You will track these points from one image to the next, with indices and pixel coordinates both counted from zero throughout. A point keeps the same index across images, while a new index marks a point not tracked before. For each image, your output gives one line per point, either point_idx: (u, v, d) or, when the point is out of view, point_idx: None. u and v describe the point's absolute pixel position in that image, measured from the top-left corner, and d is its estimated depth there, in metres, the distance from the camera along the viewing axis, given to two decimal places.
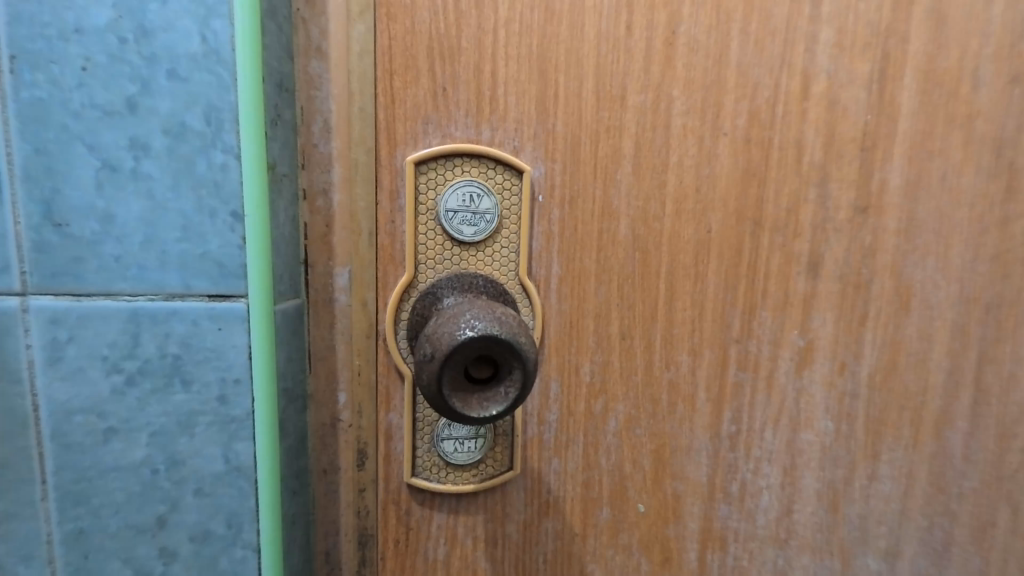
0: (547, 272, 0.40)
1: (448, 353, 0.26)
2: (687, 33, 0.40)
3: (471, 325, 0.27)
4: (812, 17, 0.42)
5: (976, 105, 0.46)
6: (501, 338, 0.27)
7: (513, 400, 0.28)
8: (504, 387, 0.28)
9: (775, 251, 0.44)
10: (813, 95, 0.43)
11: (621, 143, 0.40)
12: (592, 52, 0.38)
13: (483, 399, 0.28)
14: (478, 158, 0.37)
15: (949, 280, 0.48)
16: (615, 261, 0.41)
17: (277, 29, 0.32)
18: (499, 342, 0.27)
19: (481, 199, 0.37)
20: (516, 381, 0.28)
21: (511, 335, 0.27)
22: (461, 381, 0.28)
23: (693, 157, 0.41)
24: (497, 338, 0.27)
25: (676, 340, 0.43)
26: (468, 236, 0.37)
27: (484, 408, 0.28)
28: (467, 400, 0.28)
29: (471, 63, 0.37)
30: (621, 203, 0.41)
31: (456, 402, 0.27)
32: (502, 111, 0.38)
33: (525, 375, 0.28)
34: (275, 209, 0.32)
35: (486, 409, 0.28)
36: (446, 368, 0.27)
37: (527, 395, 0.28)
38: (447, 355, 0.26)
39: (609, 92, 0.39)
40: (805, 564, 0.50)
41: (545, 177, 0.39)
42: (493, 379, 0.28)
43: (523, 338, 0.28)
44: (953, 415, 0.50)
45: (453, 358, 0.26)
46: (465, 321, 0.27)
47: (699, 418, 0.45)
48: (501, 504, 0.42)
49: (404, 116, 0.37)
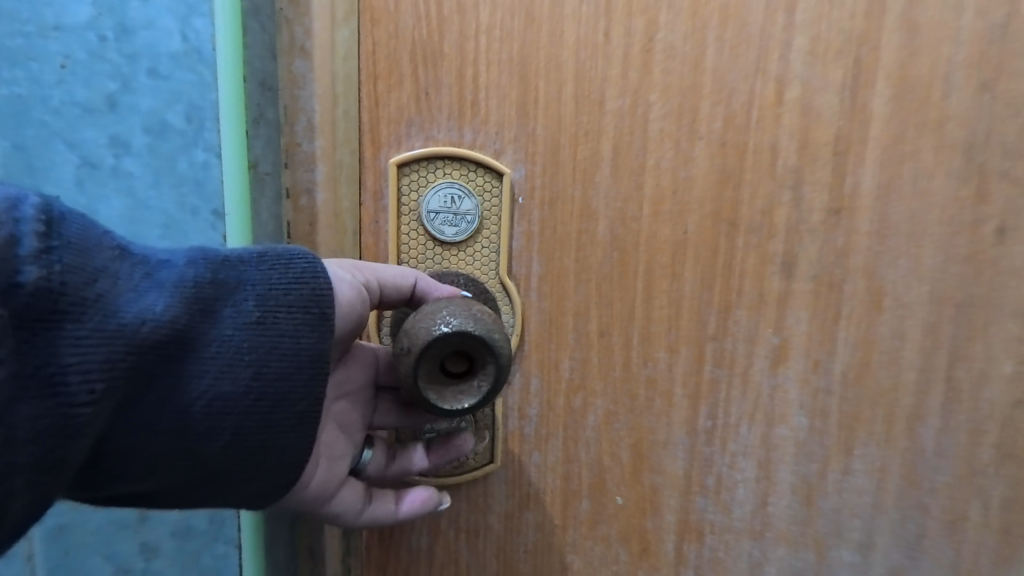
0: (527, 270, 0.41)
1: (424, 347, 0.28)
2: (664, 40, 0.41)
3: (447, 321, 0.28)
4: (786, 25, 0.43)
5: (946, 112, 0.47)
6: (475, 333, 0.28)
7: (485, 394, 0.29)
8: (477, 381, 0.29)
9: (750, 251, 0.46)
10: (787, 101, 0.44)
11: (600, 146, 0.41)
12: (572, 58, 0.39)
13: (457, 392, 0.29)
14: (460, 161, 0.39)
15: (920, 280, 0.50)
16: (594, 260, 0.42)
17: (259, 28, 0.36)
18: (473, 338, 0.28)
19: (463, 200, 0.39)
20: (489, 376, 0.29)
21: (485, 331, 0.28)
22: (437, 374, 0.29)
23: (670, 160, 0.43)
24: (472, 334, 0.28)
25: (654, 337, 0.45)
26: (450, 236, 0.39)
27: (458, 400, 0.29)
28: (441, 392, 0.29)
29: (454, 67, 0.38)
30: (600, 204, 0.42)
31: (431, 394, 0.29)
32: (483, 114, 0.39)
33: (498, 370, 0.29)
34: (258, 210, 0.37)
35: (459, 402, 0.29)
36: (422, 361, 0.28)
37: (500, 390, 0.30)
38: (423, 349, 0.28)
39: (588, 97, 0.40)
40: (780, 556, 0.52)
41: (525, 179, 0.40)
42: (467, 373, 0.30)
43: (497, 336, 0.29)
44: (924, 412, 0.51)
45: (429, 351, 0.28)
46: (441, 317, 0.28)
47: (677, 412, 0.46)
48: (482, 495, 0.44)
49: (388, 118, 0.38)
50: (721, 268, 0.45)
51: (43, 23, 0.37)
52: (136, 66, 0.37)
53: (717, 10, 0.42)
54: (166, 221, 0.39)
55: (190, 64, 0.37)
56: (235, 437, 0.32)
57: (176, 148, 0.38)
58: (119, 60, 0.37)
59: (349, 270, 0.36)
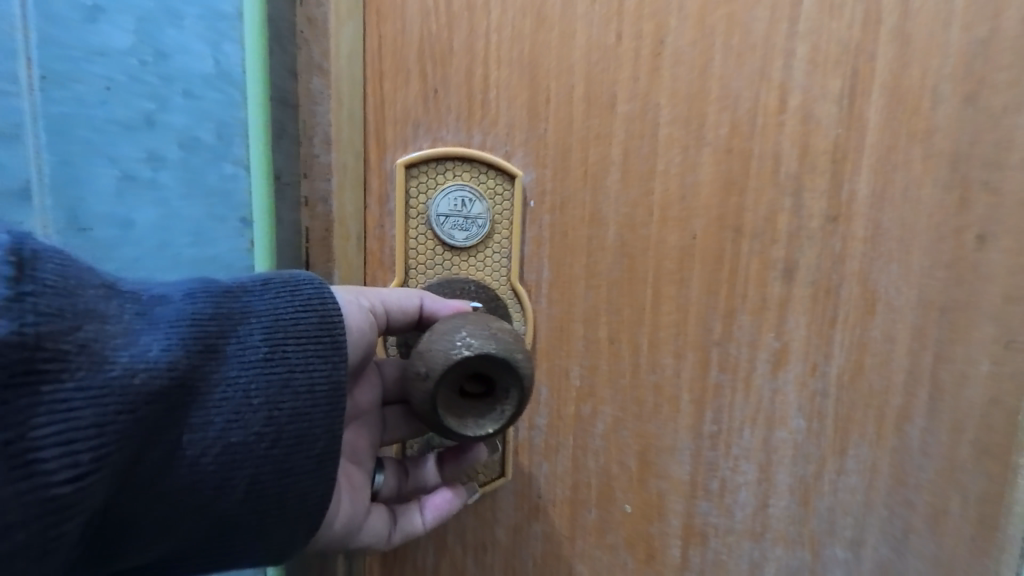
0: (537, 277, 0.40)
1: (443, 372, 0.26)
2: (673, 44, 0.41)
3: (467, 344, 0.26)
4: (789, 33, 0.44)
5: (934, 122, 0.49)
6: (497, 356, 0.27)
7: (507, 419, 0.28)
8: (499, 405, 0.28)
9: (753, 257, 0.46)
10: (789, 109, 0.45)
11: (610, 151, 0.40)
12: (582, 60, 0.39)
13: (478, 416, 0.28)
14: (470, 162, 0.37)
15: (909, 284, 0.51)
16: (603, 267, 0.42)
17: (281, 50, 0.33)
18: (495, 361, 0.27)
19: (473, 204, 0.37)
20: (511, 400, 0.28)
21: (507, 354, 0.27)
22: (455, 398, 0.27)
23: (677, 166, 0.42)
24: (493, 357, 0.27)
25: (661, 343, 0.44)
26: (460, 242, 0.37)
27: (478, 426, 0.28)
28: (461, 417, 0.28)
29: (463, 67, 0.37)
30: (609, 209, 0.41)
31: (450, 419, 0.27)
32: (492, 116, 0.38)
33: (520, 395, 0.28)
34: (281, 217, 0.34)
35: (480, 428, 0.28)
36: (440, 386, 0.26)
37: (522, 414, 0.28)
38: (441, 373, 0.26)
39: (599, 100, 0.39)
40: (779, 556, 0.53)
41: (535, 183, 0.39)
42: (487, 397, 0.28)
43: (519, 358, 0.27)
44: (911, 411, 0.53)
45: (448, 376, 0.26)
46: (460, 340, 0.27)
47: (682, 418, 0.46)
48: (490, 508, 0.42)
49: (394, 118, 0.36)
50: (726, 274, 0.45)
51: (80, 46, 0.39)
52: (170, 86, 0.40)
53: (723, 17, 0.42)
54: (198, 228, 0.42)
55: (220, 86, 0.41)
56: (252, 484, 0.30)
57: (207, 161, 0.41)
58: (156, 82, 0.40)
59: (353, 295, 0.34)
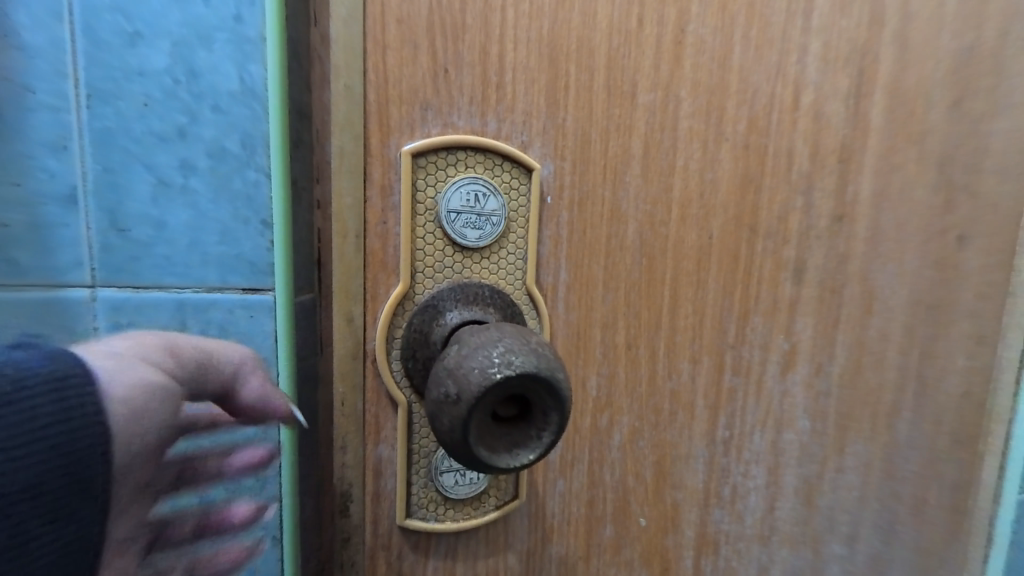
0: (555, 279, 0.37)
1: (478, 396, 0.22)
2: (695, 32, 0.38)
3: (505, 363, 0.22)
4: (804, 28, 0.43)
5: (928, 125, 0.50)
6: (540, 376, 0.23)
7: (547, 446, 0.24)
8: (536, 430, 0.24)
9: (767, 257, 0.45)
10: (802, 106, 0.44)
11: (631, 143, 0.37)
12: (604, 43, 0.36)
13: (512, 446, 0.24)
14: (484, 152, 0.33)
15: (903, 284, 0.52)
16: (623, 268, 0.39)
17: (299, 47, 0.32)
18: (537, 381, 0.23)
19: (487, 199, 0.33)
20: (551, 425, 0.24)
21: (550, 372, 0.23)
22: (488, 425, 0.24)
23: (697, 161, 0.40)
24: (534, 377, 0.23)
25: (679, 348, 0.42)
26: (473, 241, 0.33)
27: (513, 455, 0.24)
28: (493, 447, 0.24)
29: (477, 43, 0.32)
30: (629, 206, 0.38)
31: (482, 451, 0.23)
32: (509, 101, 0.34)
33: (562, 418, 0.24)
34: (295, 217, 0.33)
35: (515, 457, 0.24)
36: (474, 412, 0.22)
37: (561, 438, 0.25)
38: (475, 398, 0.22)
39: (620, 88, 0.36)
40: (784, 557, 0.53)
41: (554, 176, 0.35)
42: (523, 421, 0.25)
43: (562, 376, 0.24)
44: (901, 408, 0.55)
45: (483, 401, 0.22)
46: (496, 357, 0.23)
47: (697, 424, 0.44)
48: (503, 533, 0.39)
49: (399, 98, 0.31)
50: (741, 274, 0.44)
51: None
52: None
53: (742, 6, 0.40)
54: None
55: None
56: None
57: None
58: None
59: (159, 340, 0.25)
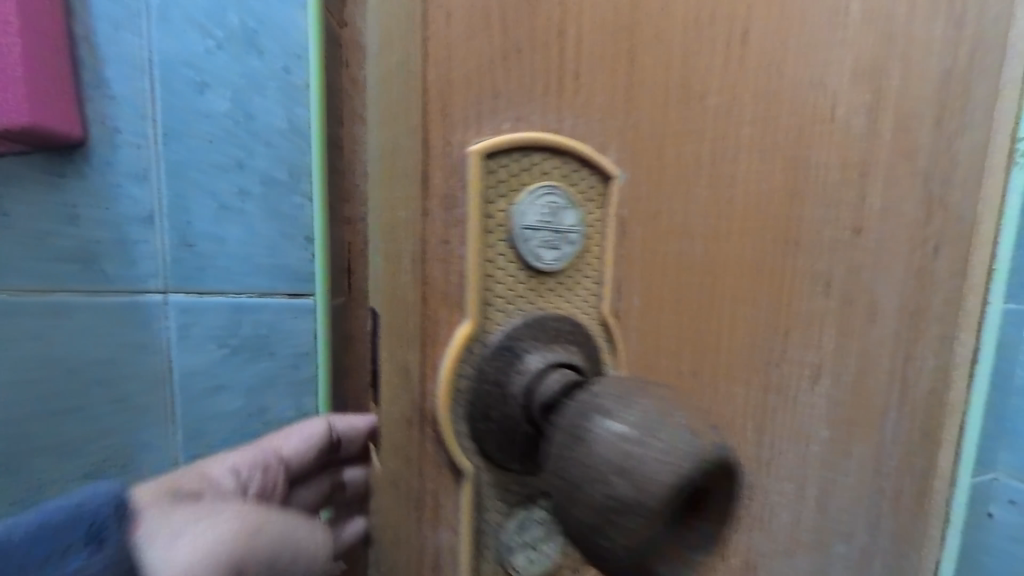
0: (628, 304, 0.32)
1: (670, 500, 0.22)
2: (758, 34, 0.36)
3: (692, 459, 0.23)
4: (843, 39, 0.42)
5: (928, 138, 0.51)
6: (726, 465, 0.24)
7: (715, 534, 0.25)
8: (703, 521, 0.25)
9: (806, 271, 0.44)
10: (838, 119, 0.44)
11: (700, 151, 0.34)
12: (681, 36, 0.31)
13: (683, 538, 0.25)
14: (562, 156, 0.27)
15: (906, 293, 0.54)
16: (690, 287, 0.35)
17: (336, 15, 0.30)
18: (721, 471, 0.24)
19: (566, 212, 0.27)
20: (717, 513, 0.25)
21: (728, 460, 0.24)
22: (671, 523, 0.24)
23: (755, 172, 0.38)
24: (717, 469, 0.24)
25: (733, 370, 0.40)
26: (550, 265, 0.27)
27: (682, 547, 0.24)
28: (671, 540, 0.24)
29: (554, 21, 0.26)
30: (698, 219, 0.34)
31: (666, 550, 0.24)
32: (587, 94, 0.28)
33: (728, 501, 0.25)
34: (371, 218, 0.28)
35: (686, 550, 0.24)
36: (667, 516, 0.23)
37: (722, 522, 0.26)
38: (666, 500, 0.22)
39: (694, 88, 0.32)
40: (805, 567, 0.53)
41: (631, 185, 0.31)
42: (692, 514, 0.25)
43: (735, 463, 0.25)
44: (903, 412, 0.56)
45: (671, 503, 0.22)
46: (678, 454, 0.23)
47: (744, 447, 0.42)
48: None
49: (463, 84, 0.25)
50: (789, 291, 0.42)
51: (184, 106, 0.52)
52: (251, 133, 0.53)
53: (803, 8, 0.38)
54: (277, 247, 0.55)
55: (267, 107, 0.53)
56: None
57: (281, 193, 0.54)
58: (242, 130, 0.53)
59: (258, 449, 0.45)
